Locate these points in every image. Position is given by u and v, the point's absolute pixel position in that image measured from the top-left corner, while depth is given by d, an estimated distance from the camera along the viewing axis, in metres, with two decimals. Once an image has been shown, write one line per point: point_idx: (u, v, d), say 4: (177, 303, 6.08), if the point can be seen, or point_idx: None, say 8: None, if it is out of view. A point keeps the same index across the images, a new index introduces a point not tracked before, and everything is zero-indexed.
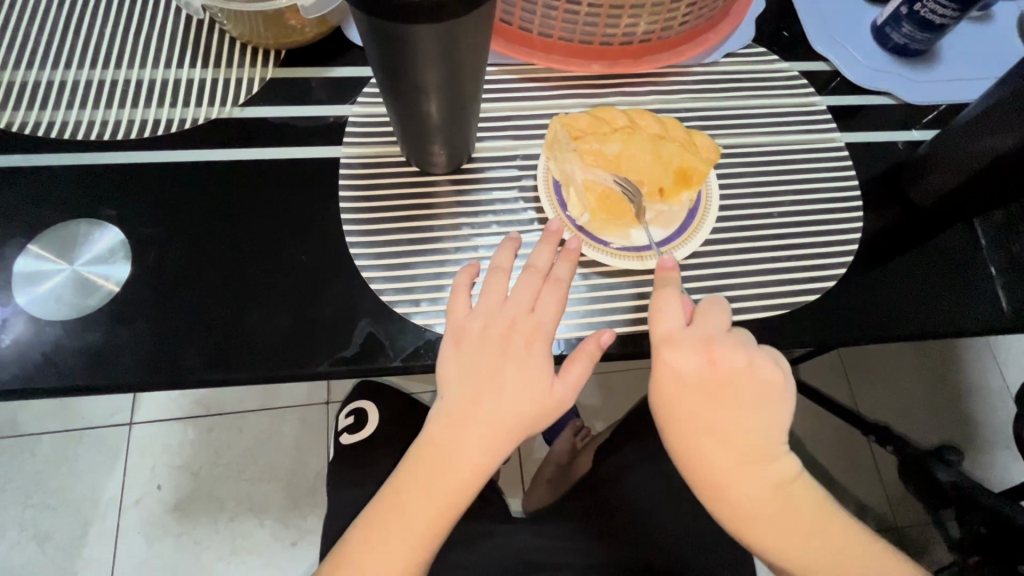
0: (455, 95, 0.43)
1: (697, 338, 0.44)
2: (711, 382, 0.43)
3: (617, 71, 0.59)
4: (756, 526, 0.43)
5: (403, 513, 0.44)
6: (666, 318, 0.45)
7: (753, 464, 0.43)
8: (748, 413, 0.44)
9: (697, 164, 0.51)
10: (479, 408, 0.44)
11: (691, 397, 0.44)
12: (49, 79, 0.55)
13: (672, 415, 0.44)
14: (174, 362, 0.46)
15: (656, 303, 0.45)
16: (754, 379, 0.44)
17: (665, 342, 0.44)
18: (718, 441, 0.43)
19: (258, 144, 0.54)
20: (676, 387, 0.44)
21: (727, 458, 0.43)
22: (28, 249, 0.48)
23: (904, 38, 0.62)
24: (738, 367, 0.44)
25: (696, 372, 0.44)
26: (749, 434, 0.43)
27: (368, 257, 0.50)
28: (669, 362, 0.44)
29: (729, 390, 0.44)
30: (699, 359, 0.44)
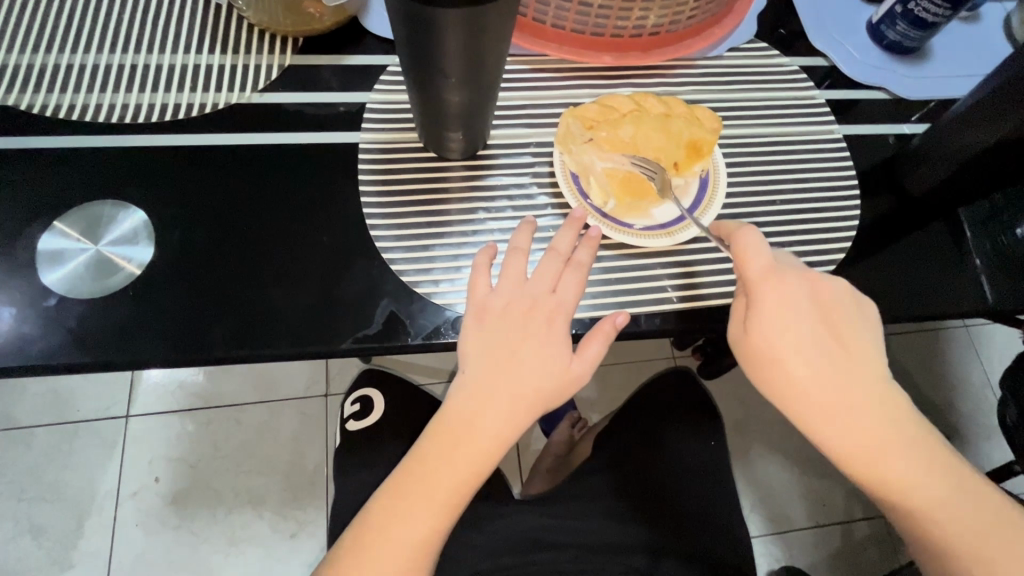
0: (477, 83, 0.45)
1: (794, 271, 0.47)
2: (811, 311, 0.46)
3: (627, 62, 0.61)
4: (874, 461, 0.44)
5: (426, 484, 0.45)
6: (760, 255, 0.46)
7: (859, 397, 0.45)
8: (846, 343, 0.46)
9: (705, 135, 0.54)
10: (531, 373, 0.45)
11: (800, 323, 0.45)
12: (68, 63, 0.55)
13: (777, 346, 0.45)
14: (198, 339, 0.47)
15: (744, 243, 0.46)
16: (848, 307, 0.47)
17: (767, 276, 0.46)
18: (828, 370, 0.45)
19: (276, 130, 0.55)
20: (781, 317, 0.45)
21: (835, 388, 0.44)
22: (52, 227, 0.49)
23: (897, 36, 0.64)
24: (831, 296, 0.47)
25: (801, 299, 0.46)
26: (849, 365, 0.45)
27: (388, 239, 0.52)
28: (774, 291, 0.45)
29: (826, 318, 0.46)
30: (800, 288, 0.46)
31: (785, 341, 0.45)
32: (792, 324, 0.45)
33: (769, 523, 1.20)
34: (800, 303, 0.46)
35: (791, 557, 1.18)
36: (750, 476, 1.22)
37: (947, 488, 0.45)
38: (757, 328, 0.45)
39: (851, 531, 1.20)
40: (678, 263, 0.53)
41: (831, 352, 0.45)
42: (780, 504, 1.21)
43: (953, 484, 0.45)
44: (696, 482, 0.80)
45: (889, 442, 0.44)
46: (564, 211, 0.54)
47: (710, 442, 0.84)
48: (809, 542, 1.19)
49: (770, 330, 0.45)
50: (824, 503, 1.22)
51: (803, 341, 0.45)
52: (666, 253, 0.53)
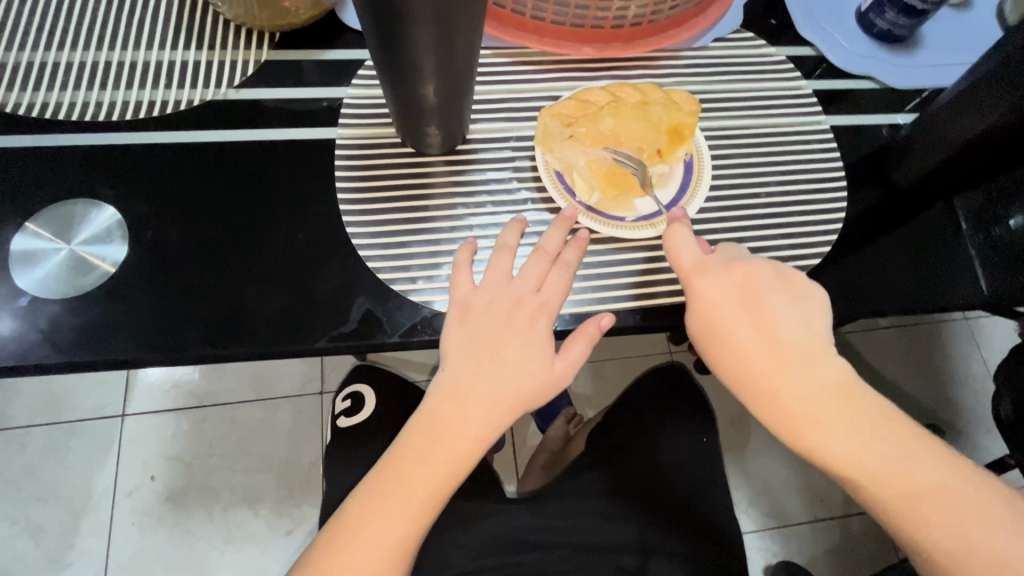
0: (451, 76, 0.44)
1: (723, 261, 0.48)
2: (745, 299, 0.46)
3: (609, 54, 0.60)
4: (843, 441, 0.43)
5: (403, 483, 0.45)
6: (687, 249, 0.48)
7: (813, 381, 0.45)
8: (789, 327, 0.46)
9: (685, 118, 0.53)
10: (492, 364, 0.45)
11: (734, 313, 0.46)
12: (43, 61, 0.54)
13: (719, 333, 0.46)
14: (174, 338, 0.47)
15: (671, 241, 0.49)
16: (787, 291, 0.47)
17: (694, 269, 0.47)
18: (773, 353, 0.45)
19: (253, 127, 0.55)
20: (714, 308, 0.46)
21: (784, 372, 0.45)
22: (26, 227, 0.49)
23: (888, 24, 0.63)
24: (767, 282, 0.47)
25: (731, 288, 0.47)
26: (795, 344, 0.45)
27: (365, 236, 0.51)
28: (702, 284, 0.47)
29: (765, 304, 0.46)
30: (734, 276, 0.47)
31: (727, 327, 0.46)
32: (727, 314, 0.46)
33: (766, 517, 1.19)
34: (733, 292, 0.46)
35: (789, 551, 1.17)
36: (747, 472, 1.22)
37: (927, 455, 0.44)
38: (695, 320, 0.47)
39: (849, 525, 1.20)
40: (661, 257, 0.52)
41: (774, 335, 0.45)
42: (778, 500, 1.20)
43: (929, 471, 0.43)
44: (688, 477, 0.79)
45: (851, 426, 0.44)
46: (546, 206, 0.53)
47: (702, 437, 0.83)
48: (807, 537, 1.18)
49: (708, 319, 0.47)
50: (822, 497, 1.21)
51: (739, 329, 0.46)
52: (649, 247, 0.52)
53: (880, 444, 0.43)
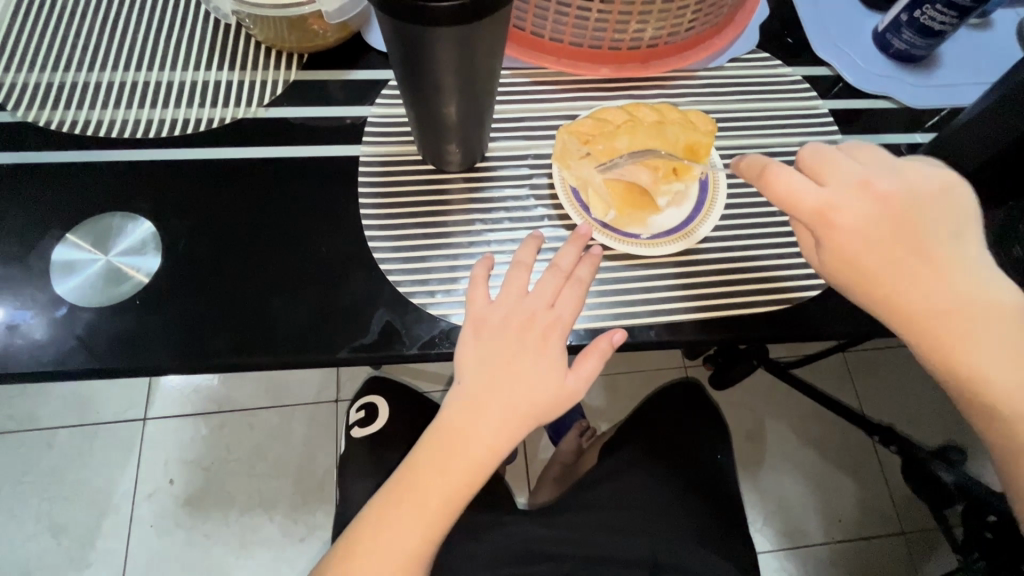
0: (472, 95, 0.46)
1: (846, 189, 0.45)
2: (889, 221, 0.45)
3: (625, 74, 0.61)
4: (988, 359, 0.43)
5: (418, 495, 0.45)
6: (806, 192, 0.45)
7: (960, 300, 0.44)
8: (942, 238, 0.45)
9: (701, 138, 0.54)
10: (521, 369, 0.46)
11: (872, 241, 0.44)
12: (83, 81, 0.57)
13: (860, 268, 0.45)
14: (201, 347, 0.48)
15: (786, 182, 0.45)
16: (926, 202, 0.46)
17: (824, 208, 0.45)
18: (929, 277, 0.44)
19: (281, 144, 0.57)
20: (861, 240, 0.44)
21: (929, 296, 0.44)
22: (65, 239, 0.51)
23: (905, 44, 0.63)
24: (898, 196, 0.45)
25: (862, 216, 0.45)
26: (949, 264, 0.44)
27: (386, 251, 0.53)
28: (840, 218, 0.45)
29: (911, 220, 0.45)
30: (861, 206, 0.45)
31: (874, 258, 0.44)
32: (873, 242, 0.44)
33: (783, 537, 1.17)
34: (875, 217, 0.45)
35: (806, 572, 1.15)
36: (762, 489, 1.20)
37: None
38: (835, 259, 0.45)
39: (867, 547, 1.17)
40: (676, 274, 0.53)
41: (927, 256, 0.44)
42: (794, 518, 1.19)
43: None
44: (700, 495, 0.79)
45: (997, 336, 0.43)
46: (562, 222, 0.54)
47: (716, 455, 0.85)
48: (825, 558, 1.16)
49: (852, 252, 0.45)
50: (841, 518, 1.19)
51: (890, 255, 0.44)
52: (663, 264, 0.53)
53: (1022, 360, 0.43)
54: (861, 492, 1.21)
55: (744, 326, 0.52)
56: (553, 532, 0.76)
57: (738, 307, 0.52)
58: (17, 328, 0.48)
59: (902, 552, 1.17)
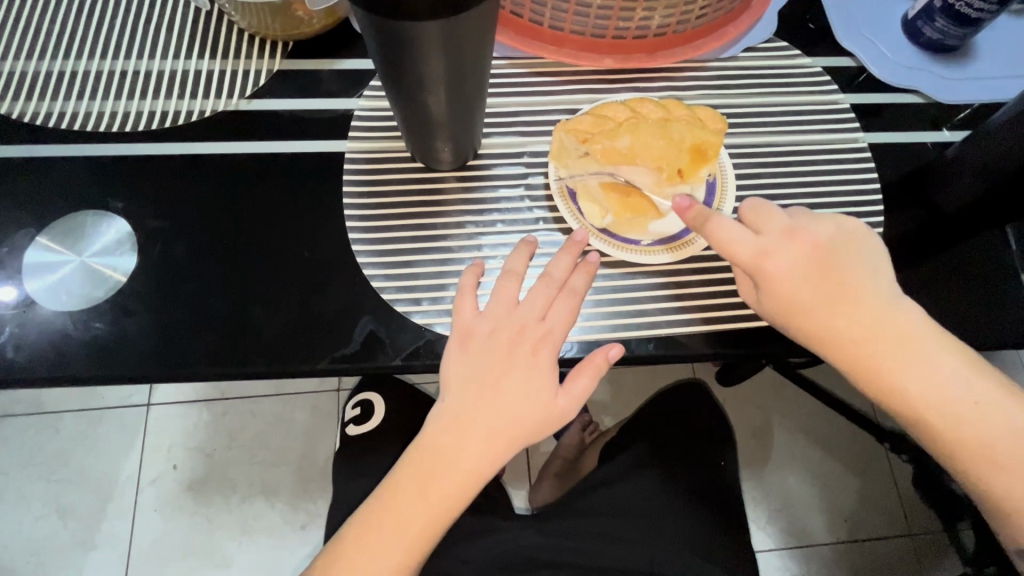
0: (458, 92, 0.42)
1: (778, 237, 0.45)
2: (822, 268, 0.44)
3: (630, 66, 0.57)
4: (912, 381, 0.43)
5: (398, 515, 0.44)
6: (743, 241, 0.44)
7: (881, 328, 0.44)
8: (868, 280, 0.45)
9: (708, 137, 0.49)
10: (506, 388, 0.44)
11: (805, 288, 0.44)
12: (60, 70, 0.54)
13: (795, 311, 0.44)
14: (177, 356, 0.47)
15: (723, 234, 0.45)
16: (851, 245, 0.45)
17: (761, 255, 0.44)
18: (855, 317, 0.44)
19: (265, 138, 0.54)
20: (796, 287, 0.44)
21: (853, 327, 0.44)
22: (37, 241, 0.49)
23: (936, 33, 0.58)
24: (828, 242, 0.45)
25: (795, 264, 0.44)
26: (871, 299, 0.44)
27: (371, 255, 0.50)
28: (778, 266, 0.44)
29: (841, 265, 0.44)
30: (792, 253, 0.44)
31: (809, 301, 0.44)
32: (806, 287, 0.44)
33: (788, 537, 1.15)
34: (808, 264, 0.44)
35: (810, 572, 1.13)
36: (768, 487, 1.18)
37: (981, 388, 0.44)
38: (776, 306, 0.44)
39: (874, 547, 1.15)
40: (680, 284, 0.49)
41: (855, 299, 0.44)
42: (800, 517, 1.16)
43: (986, 404, 0.44)
44: (702, 502, 0.77)
45: (918, 357, 0.44)
46: (558, 226, 0.51)
47: (720, 461, 0.83)
48: (829, 558, 1.14)
49: (786, 298, 0.44)
50: (846, 518, 1.16)
51: (824, 300, 0.44)
52: (665, 272, 0.50)
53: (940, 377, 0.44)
54: (870, 492, 1.18)
55: (752, 341, 0.49)
56: (549, 538, 0.75)
57: (746, 320, 0.49)
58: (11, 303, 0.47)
59: (910, 553, 1.15)
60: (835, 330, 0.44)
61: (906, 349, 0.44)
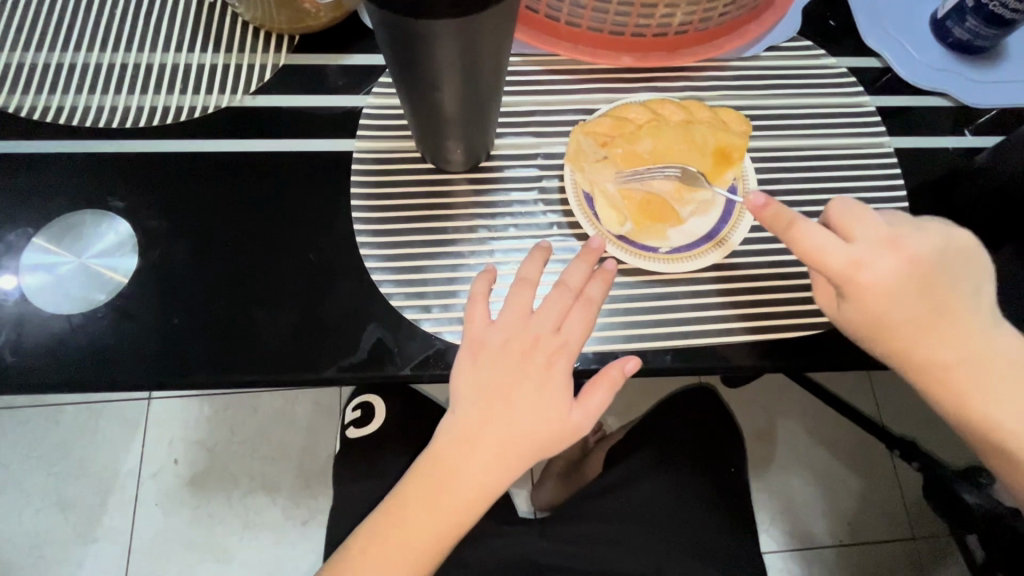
0: (473, 91, 0.41)
1: (876, 247, 0.41)
2: (920, 283, 0.41)
3: (649, 65, 0.55)
4: (992, 403, 0.43)
5: (407, 530, 0.42)
6: (837, 250, 0.41)
7: (970, 349, 0.42)
8: (964, 298, 0.42)
9: (733, 140, 0.48)
10: (518, 401, 0.43)
11: (899, 303, 0.41)
12: (58, 62, 0.52)
13: (882, 325, 0.42)
14: (178, 362, 0.45)
15: (814, 242, 0.40)
16: (954, 258, 0.43)
17: (856, 268, 0.41)
18: (943, 336, 0.42)
19: (270, 135, 0.52)
20: (890, 303, 0.41)
21: (941, 346, 0.42)
22: (34, 240, 0.48)
23: (967, 33, 0.56)
24: (930, 256, 0.42)
25: (893, 278, 0.41)
26: (967, 318, 0.42)
27: (379, 259, 0.48)
28: (872, 279, 0.41)
29: (940, 281, 0.42)
30: (892, 265, 0.41)
31: (899, 317, 0.42)
32: (901, 302, 0.41)
33: (791, 539, 1.14)
34: (907, 277, 0.41)
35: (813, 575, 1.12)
36: (773, 489, 1.17)
37: None
38: (861, 320, 0.42)
39: (878, 551, 1.14)
40: (698, 293, 0.48)
41: (952, 317, 0.42)
42: (803, 520, 1.15)
43: None
44: (710, 508, 0.76)
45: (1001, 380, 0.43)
46: (573, 231, 0.50)
47: (730, 468, 0.82)
48: (832, 561, 1.13)
49: (876, 312, 0.42)
50: (849, 521, 1.15)
51: (916, 317, 0.42)
52: (684, 281, 0.48)
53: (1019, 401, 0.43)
54: (876, 497, 1.17)
55: (774, 352, 0.47)
56: (556, 544, 0.74)
57: (768, 330, 0.47)
58: (6, 304, 0.46)
59: (914, 558, 1.14)
60: (920, 349, 0.42)
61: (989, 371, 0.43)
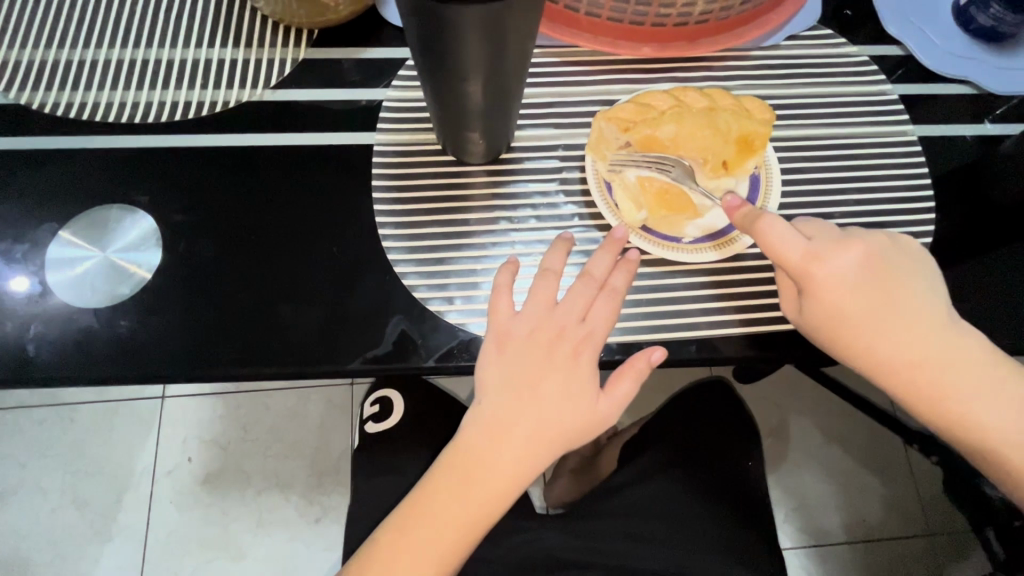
0: (498, 82, 0.41)
1: (828, 246, 0.43)
2: (870, 281, 0.43)
3: (669, 55, 0.54)
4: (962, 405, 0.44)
5: (434, 523, 0.42)
6: (794, 243, 0.43)
7: (933, 346, 0.43)
8: (918, 297, 0.44)
9: (756, 127, 0.47)
10: (536, 392, 0.43)
11: (851, 298, 0.43)
12: (81, 58, 0.53)
13: (841, 321, 0.43)
14: (203, 355, 0.45)
15: (773, 236, 0.43)
16: (903, 259, 0.45)
17: (808, 261, 0.43)
18: (901, 335, 0.43)
19: (290, 129, 0.52)
20: (842, 298, 0.43)
21: (902, 345, 0.43)
22: (59, 235, 0.48)
23: (991, 20, 0.56)
24: (878, 255, 0.44)
25: (843, 274, 0.43)
26: (927, 319, 0.44)
27: (402, 251, 0.48)
28: (826, 274, 0.43)
29: (889, 280, 0.44)
30: (841, 263, 0.43)
31: (856, 315, 0.43)
32: (852, 299, 0.43)
33: (806, 535, 1.14)
34: (858, 275, 0.43)
35: (830, 571, 1.12)
36: (788, 486, 1.16)
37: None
38: (821, 316, 0.43)
39: (896, 547, 1.13)
40: (722, 282, 0.47)
41: (908, 317, 0.43)
42: (820, 517, 1.15)
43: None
44: (728, 505, 0.75)
45: (970, 380, 0.43)
46: (595, 222, 0.49)
47: (745, 462, 0.81)
48: (849, 558, 1.12)
49: (835, 307, 0.43)
50: (867, 517, 1.14)
51: (870, 314, 0.43)
52: (707, 271, 0.48)
53: (987, 395, 0.44)
54: (892, 493, 1.16)
55: (799, 343, 0.47)
56: (574, 540, 0.74)
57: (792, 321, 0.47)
58: (32, 299, 0.46)
59: (932, 555, 1.13)
60: (883, 348, 0.44)
61: (958, 370, 0.43)
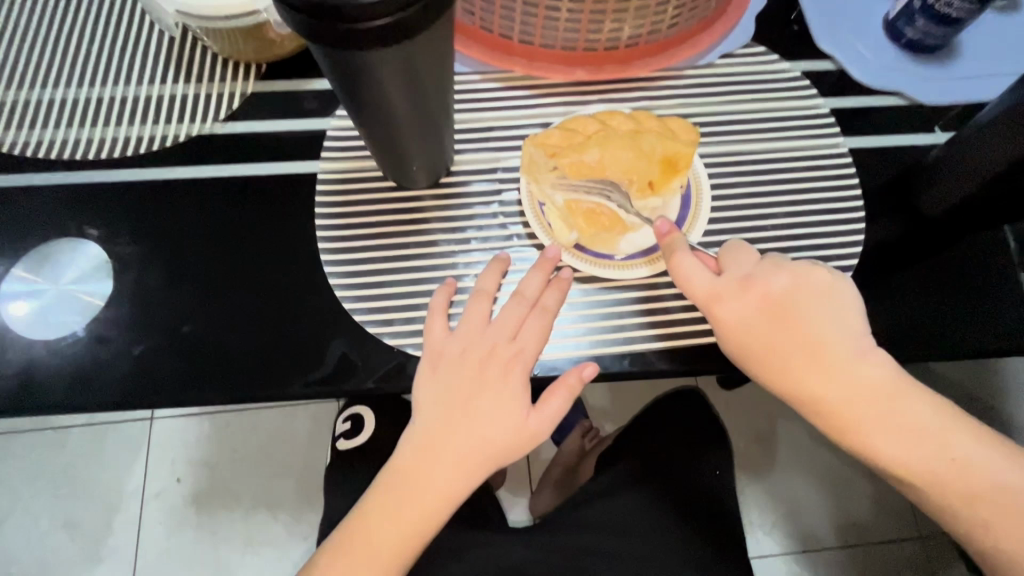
0: (422, 112, 0.42)
1: (735, 283, 0.45)
2: (778, 315, 0.44)
3: (604, 77, 0.56)
4: (890, 441, 0.43)
5: (369, 544, 0.43)
6: (698, 280, 0.45)
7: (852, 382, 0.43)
8: (832, 331, 0.44)
9: (680, 148, 0.48)
10: (456, 428, 0.44)
11: (758, 333, 0.44)
12: (40, 98, 0.55)
13: (750, 355, 0.44)
14: (151, 382, 0.47)
15: (679, 270, 0.45)
16: (819, 294, 0.44)
17: (710, 299, 0.45)
18: (817, 370, 0.43)
19: (240, 160, 0.54)
20: (749, 333, 0.44)
21: (818, 381, 0.43)
22: (15, 270, 0.50)
23: (918, 33, 0.57)
24: (791, 288, 0.44)
25: (749, 309, 0.44)
26: (841, 353, 0.43)
27: (343, 276, 0.50)
28: (727, 311, 0.44)
29: (800, 314, 0.44)
30: (748, 299, 0.44)
31: (765, 350, 0.44)
32: (759, 334, 0.44)
33: (794, 540, 1.13)
34: (765, 311, 0.44)
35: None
36: (774, 491, 1.16)
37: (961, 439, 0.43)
38: (729, 349, 0.45)
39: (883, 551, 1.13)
40: (654, 298, 0.49)
41: (821, 351, 0.43)
42: (807, 521, 1.14)
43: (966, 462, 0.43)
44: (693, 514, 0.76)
45: (891, 413, 0.43)
46: (532, 242, 0.51)
47: (713, 470, 0.81)
48: (836, 562, 1.12)
49: (742, 341, 0.44)
50: (856, 522, 1.14)
51: (780, 348, 0.44)
52: (640, 287, 0.49)
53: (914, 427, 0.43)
54: (881, 496, 1.15)
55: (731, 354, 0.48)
56: (542, 553, 0.75)
57: None
58: None
59: (920, 559, 1.12)
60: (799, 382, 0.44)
61: (880, 404, 0.43)
